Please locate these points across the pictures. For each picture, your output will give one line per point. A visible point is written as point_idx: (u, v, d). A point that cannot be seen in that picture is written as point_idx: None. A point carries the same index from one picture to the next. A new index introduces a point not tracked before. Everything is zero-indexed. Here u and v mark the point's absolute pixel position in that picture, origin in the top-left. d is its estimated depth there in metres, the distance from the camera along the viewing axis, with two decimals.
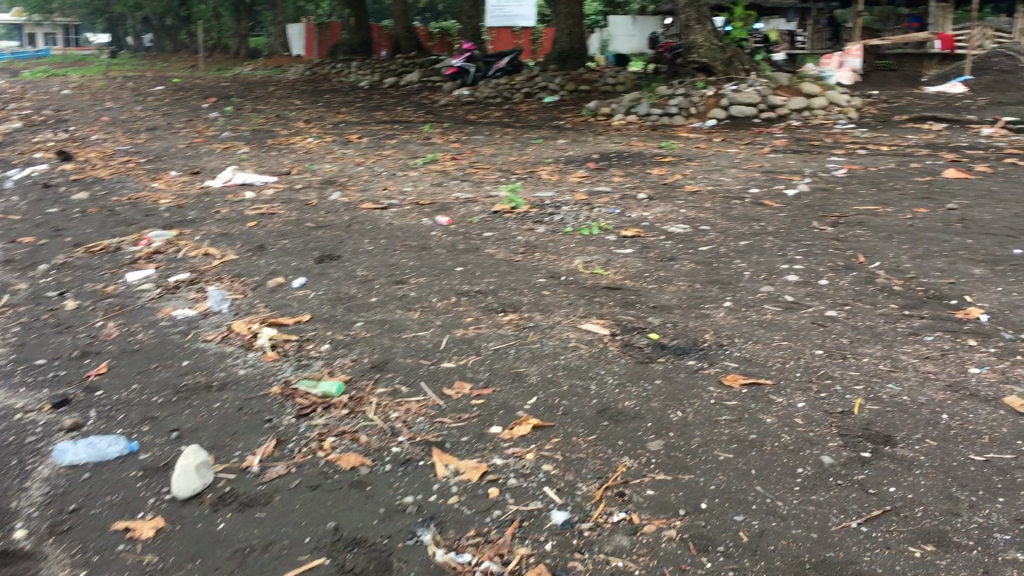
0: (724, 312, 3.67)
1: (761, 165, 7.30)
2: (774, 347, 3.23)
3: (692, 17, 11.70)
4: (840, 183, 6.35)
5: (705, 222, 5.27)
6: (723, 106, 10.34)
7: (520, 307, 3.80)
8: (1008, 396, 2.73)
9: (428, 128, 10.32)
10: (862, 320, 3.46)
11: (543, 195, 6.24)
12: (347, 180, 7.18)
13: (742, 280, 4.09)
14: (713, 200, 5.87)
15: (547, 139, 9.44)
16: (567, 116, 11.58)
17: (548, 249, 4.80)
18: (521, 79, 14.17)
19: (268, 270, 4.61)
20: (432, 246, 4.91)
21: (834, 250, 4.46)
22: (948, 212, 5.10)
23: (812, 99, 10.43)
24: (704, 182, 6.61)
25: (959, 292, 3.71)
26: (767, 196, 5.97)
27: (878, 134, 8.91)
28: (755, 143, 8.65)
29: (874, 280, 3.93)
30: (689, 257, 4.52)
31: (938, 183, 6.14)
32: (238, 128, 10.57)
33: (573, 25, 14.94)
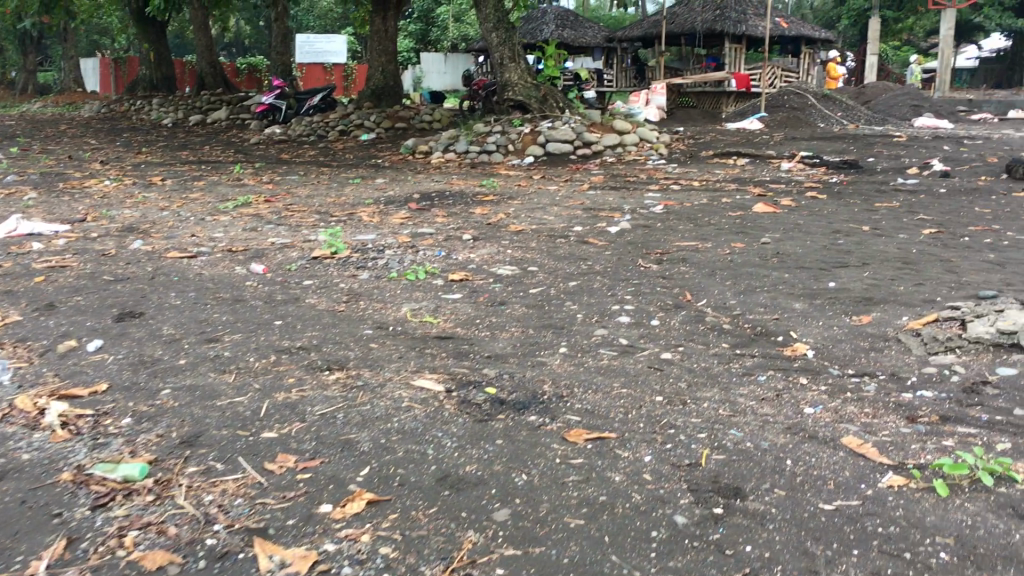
0: (560, 359, 3.55)
1: (582, 202, 7.36)
2: (615, 395, 3.13)
3: (506, 55, 11.77)
4: (659, 219, 6.46)
5: (533, 262, 5.19)
6: (540, 143, 10.45)
7: (346, 364, 3.54)
8: (845, 436, 2.73)
9: (237, 169, 9.83)
10: (696, 362, 3.42)
11: (365, 238, 5.99)
12: (149, 227, 6.66)
13: (575, 323, 4.01)
14: (539, 240, 5.83)
15: (365, 178, 9.18)
16: (385, 154, 11.37)
17: (373, 297, 4.56)
18: (335, 116, 13.86)
19: (58, 332, 4.12)
20: (247, 298, 4.56)
21: (662, 288, 4.47)
22: (763, 246, 5.25)
23: (625, 135, 10.72)
24: (528, 220, 6.56)
25: (784, 328, 3.76)
26: (591, 234, 5.98)
27: (689, 169, 9.23)
28: (574, 180, 8.75)
29: (703, 319, 3.93)
30: (520, 301, 4.41)
31: (750, 218, 6.35)
32: (24, 172, 9.68)
33: (387, 63, 14.80)
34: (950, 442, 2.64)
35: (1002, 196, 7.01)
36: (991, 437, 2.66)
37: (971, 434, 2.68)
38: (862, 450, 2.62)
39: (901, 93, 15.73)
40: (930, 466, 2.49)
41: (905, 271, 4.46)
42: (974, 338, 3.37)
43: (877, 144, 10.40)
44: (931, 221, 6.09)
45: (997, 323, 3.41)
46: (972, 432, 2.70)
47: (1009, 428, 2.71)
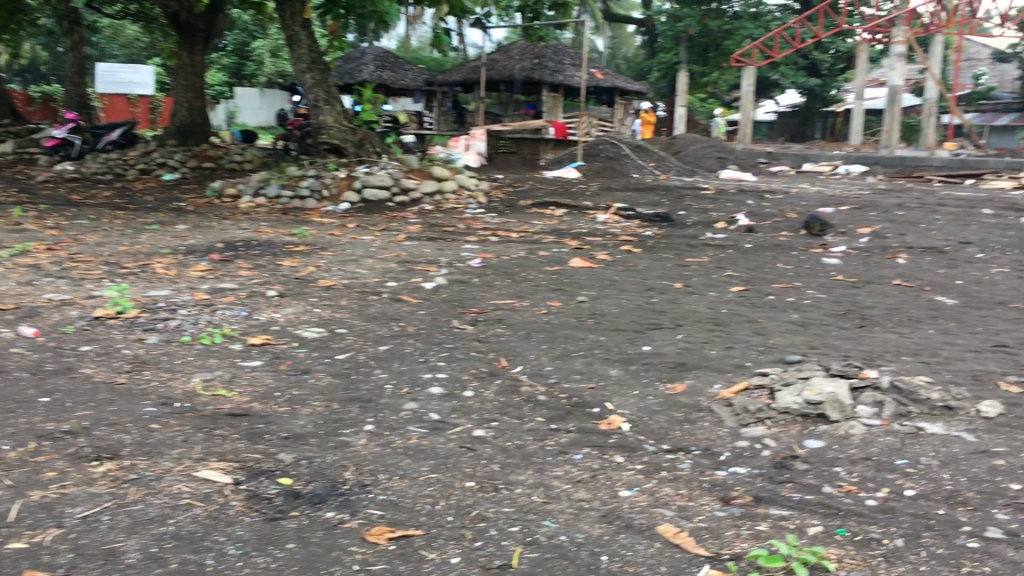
0: (365, 439, 3.27)
1: (396, 254, 7.13)
2: (422, 483, 2.88)
3: (321, 96, 11.37)
4: (475, 275, 6.30)
5: (341, 323, 4.90)
6: (356, 189, 10.15)
7: (119, 452, 3.11)
8: (661, 523, 2.59)
9: (19, 211, 8.95)
10: (510, 440, 3.23)
11: (156, 294, 5.51)
12: None
13: (383, 396, 3.73)
14: (350, 297, 5.54)
15: (165, 224, 8.57)
16: (189, 197, 10.72)
17: (160, 366, 4.12)
18: (137, 154, 13.03)
19: None
20: (11, 369, 4.01)
21: (476, 354, 4.28)
22: (580, 305, 5.18)
23: (443, 182, 10.59)
24: (339, 275, 6.25)
25: (600, 399, 3.64)
26: (405, 290, 5.75)
27: (507, 219, 9.18)
28: (390, 229, 8.51)
29: (518, 389, 3.76)
30: (325, 369, 4.10)
31: (566, 273, 6.31)
32: None
33: (195, 99, 14.09)
34: (765, 527, 2.53)
35: (801, 252, 7.33)
36: (804, 519, 2.57)
37: (785, 517, 2.58)
38: (679, 539, 2.48)
39: (707, 145, 16.48)
40: (746, 558, 2.36)
41: (716, 334, 4.47)
42: (783, 409, 3.35)
43: (686, 196, 10.76)
44: (738, 277, 6.25)
45: (804, 393, 3.40)
46: (786, 514, 2.61)
47: (820, 508, 2.64)
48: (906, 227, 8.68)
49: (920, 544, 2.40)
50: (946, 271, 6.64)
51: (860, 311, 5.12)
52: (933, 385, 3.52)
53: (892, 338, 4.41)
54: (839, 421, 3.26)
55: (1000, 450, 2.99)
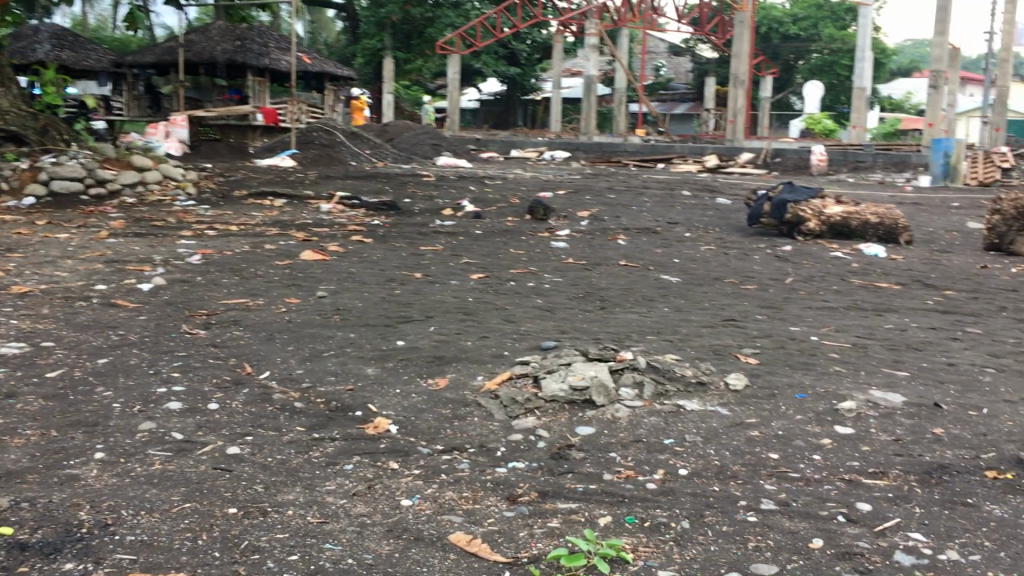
0: (97, 470, 2.83)
1: (101, 253, 6.41)
2: (175, 516, 2.52)
3: None
4: (198, 273, 5.79)
5: (46, 336, 4.27)
6: (42, 181, 9.06)
7: None
8: (452, 531, 2.43)
9: None
10: (270, 456, 2.94)
11: None
12: None
13: (111, 418, 3.27)
14: (52, 303, 4.88)
15: None
16: None
17: None
18: None
19: None
20: None
21: (216, 361, 3.89)
22: (320, 301, 4.91)
23: (146, 173, 9.72)
24: (33, 279, 5.50)
25: (361, 401, 3.42)
26: (118, 294, 5.14)
27: (223, 211, 8.59)
28: (90, 225, 7.66)
29: (270, 398, 3.45)
30: (33, 391, 3.53)
31: (299, 267, 5.98)
32: None
33: None
34: (557, 524, 2.45)
35: (530, 237, 7.49)
36: (592, 510, 2.52)
37: (573, 511, 2.52)
38: (473, 548, 2.33)
39: (422, 132, 16.50)
40: (545, 559, 2.26)
41: (466, 325, 4.39)
42: (550, 397, 3.33)
43: (409, 183, 10.67)
44: (474, 264, 6.23)
45: (569, 379, 3.41)
46: (573, 507, 2.55)
47: (606, 497, 2.60)
48: (620, 209, 9.15)
49: (705, 523, 2.41)
50: (664, 251, 7.05)
51: (598, 293, 5.28)
52: (684, 362, 3.66)
53: (633, 318, 4.58)
54: (604, 406, 3.28)
55: (751, 421, 3.14)
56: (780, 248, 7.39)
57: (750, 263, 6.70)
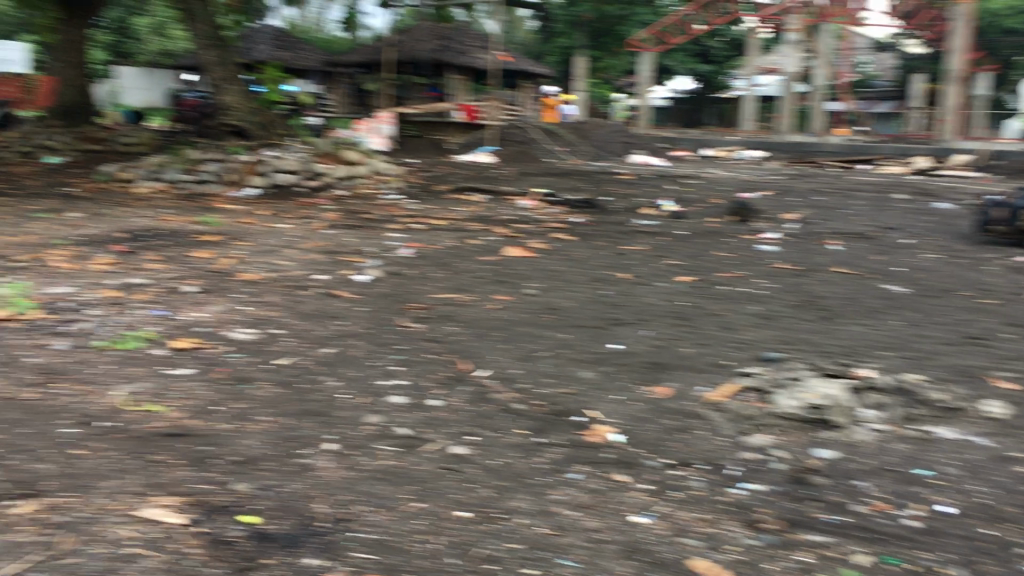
0: (330, 462, 2.88)
1: (318, 244, 6.70)
2: (409, 515, 2.51)
3: (221, 76, 10.66)
4: (409, 265, 5.92)
5: (274, 322, 4.48)
6: (263, 174, 9.63)
7: (45, 488, 2.66)
8: (691, 557, 2.28)
9: None
10: (496, 458, 2.89)
11: (58, 292, 5.06)
12: None
13: (338, 409, 3.33)
14: (277, 291, 5.12)
15: (56, 213, 8.08)
16: (77, 182, 10.12)
17: (74, 377, 3.70)
18: (14, 138, 12.41)
19: None
20: None
21: (432, 357, 3.90)
22: (530, 299, 4.87)
23: (355, 167, 10.11)
24: (259, 266, 5.82)
25: (582, 406, 3.33)
26: (336, 284, 5.32)
27: (428, 206, 8.78)
28: (306, 216, 8.04)
29: (490, 397, 3.42)
30: (266, 377, 3.69)
31: (505, 263, 5.98)
32: None
33: (79, 77, 13.77)
34: (808, 558, 2.26)
35: (735, 239, 7.21)
36: (846, 546, 2.32)
37: (825, 545, 2.32)
38: None
39: (615, 129, 16.33)
40: None
41: (683, 331, 4.22)
42: (784, 415, 3.12)
43: (606, 181, 10.55)
44: (680, 266, 6.04)
45: (803, 396, 3.19)
46: (824, 540, 2.35)
47: (860, 533, 2.38)
48: (831, 212, 8.66)
49: None
50: (883, 258, 6.58)
51: (819, 301, 4.96)
52: (933, 385, 3.35)
53: (863, 331, 4.26)
54: (845, 427, 3.05)
55: (1018, 455, 2.82)
56: (1015, 259, 6.75)
57: (983, 274, 6.14)
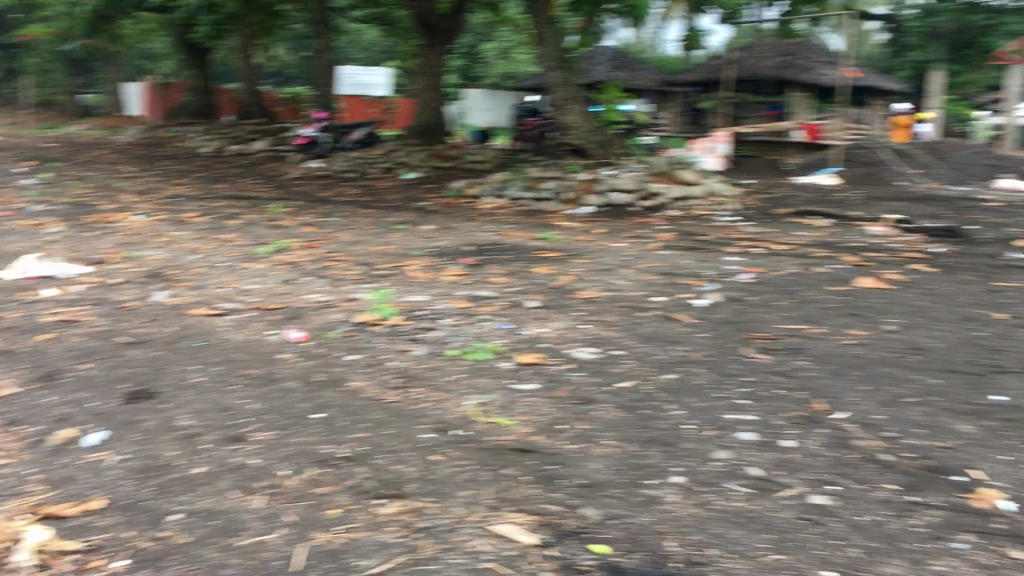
0: (677, 496, 2.78)
1: (654, 266, 6.68)
2: (769, 568, 2.34)
3: (564, 96, 11.02)
4: (750, 291, 5.69)
5: (615, 344, 4.49)
6: (599, 192, 9.85)
7: (405, 488, 2.80)
8: None
9: (276, 209, 9.61)
10: (861, 515, 2.61)
11: (416, 299, 5.43)
12: (175, 273, 6.30)
13: (685, 440, 3.24)
14: (617, 312, 5.17)
15: (411, 225, 8.79)
16: (430, 196, 10.95)
17: (430, 384, 3.92)
18: (379, 153, 13.71)
19: (56, 415, 3.48)
20: (280, 376, 3.92)
21: (782, 392, 3.67)
22: (890, 336, 4.45)
23: (691, 187, 10.00)
24: (599, 286, 5.93)
25: (960, 464, 2.94)
26: (675, 308, 5.26)
27: (766, 229, 8.44)
28: (641, 236, 8.10)
29: (850, 444, 3.13)
30: (609, 401, 3.70)
31: (856, 294, 5.56)
32: (52, 202, 9.83)
33: (437, 100, 14.80)
34: None
35: None
36: None
37: None
38: None
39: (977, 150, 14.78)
40: None
41: None
42: None
43: (967, 209, 9.54)
44: None
45: None
46: None
47: None
48: None
49: None
50: None
51: None
52: None
53: None
54: None
55: None
56: None
57: None
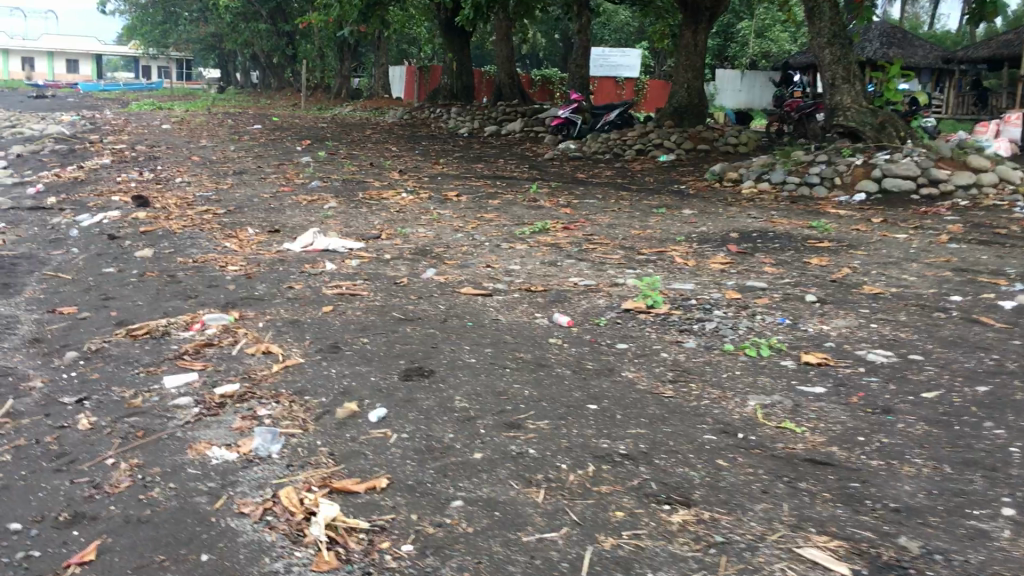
0: (1012, 533, 2.40)
1: (945, 261, 6.06)
2: None
3: (839, 75, 10.48)
4: None
5: (912, 348, 4.06)
6: (874, 178, 9.15)
7: (693, 495, 2.59)
8: None
9: (533, 189, 9.72)
10: None
11: (684, 287, 5.18)
12: (442, 251, 6.42)
13: (1014, 467, 2.83)
14: (910, 310, 4.71)
15: (669, 208, 8.55)
16: (689, 179, 10.64)
17: (707, 379, 3.68)
18: (634, 134, 13.51)
19: (338, 388, 3.56)
20: (552, 363, 3.83)
21: None
22: None
23: (982, 174, 9.06)
24: (883, 281, 5.44)
25: None
26: (979, 310, 4.70)
27: None
28: (925, 227, 7.41)
29: None
30: (913, 412, 3.32)
31: None
32: (329, 178, 10.50)
33: (694, 79, 14.28)
34: None
35: None
36: None
37: None
38: None
39: None
40: None
41: None
42: None
43: None
44: None
45: None
46: None
47: None
48: None
49: None
50: None
51: None
52: None
53: None
54: None
55: None
56: None
57: None
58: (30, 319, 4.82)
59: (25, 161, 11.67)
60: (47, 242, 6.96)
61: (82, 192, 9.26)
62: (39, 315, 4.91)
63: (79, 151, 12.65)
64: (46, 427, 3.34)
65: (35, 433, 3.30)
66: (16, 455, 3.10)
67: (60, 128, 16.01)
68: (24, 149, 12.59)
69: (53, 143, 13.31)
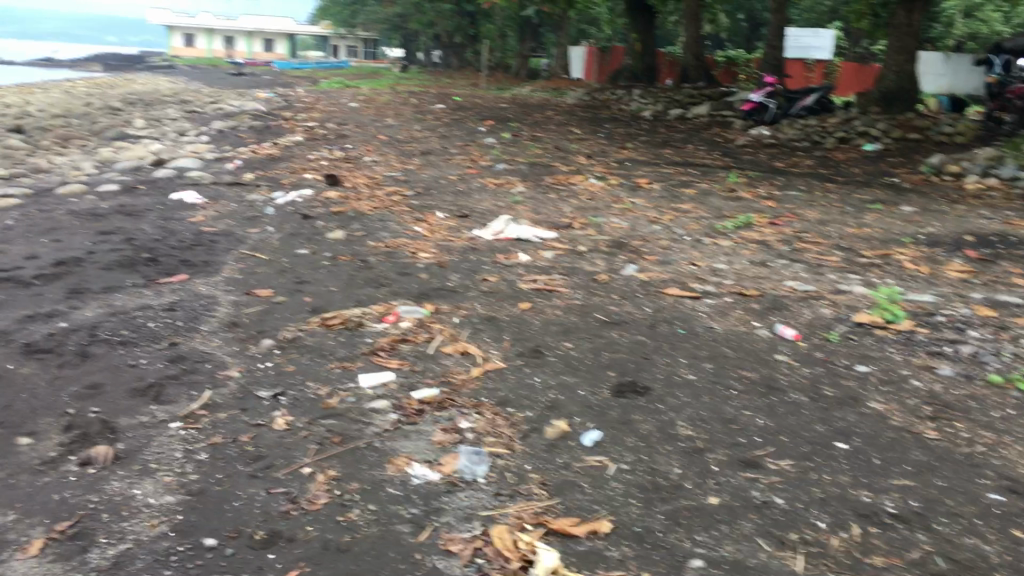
0: None
1: None
2: None
3: None
4: None
5: None
6: None
7: None
8: None
9: (729, 178, 9.13)
10: None
11: (923, 300, 4.55)
12: (640, 244, 6.01)
13: None
14: None
15: (886, 204, 7.79)
16: (902, 171, 9.73)
17: (975, 420, 3.10)
18: (836, 121, 12.57)
19: (545, 401, 3.23)
20: (783, 386, 3.36)
21: None
22: None
23: None
24: None
25: None
26: None
27: None
28: None
29: None
30: None
31: None
32: (514, 161, 10.28)
33: (906, 62, 13.14)
34: None
35: None
36: None
37: None
38: None
39: None
40: None
41: None
42: None
43: None
44: None
45: None
46: None
47: None
48: None
49: None
50: None
51: None
52: None
53: None
54: None
55: None
56: None
57: None
58: (227, 301, 4.76)
59: (225, 136, 12.07)
60: (244, 219, 7.04)
61: (277, 169, 9.41)
62: (237, 297, 4.85)
63: (273, 128, 13.01)
64: (244, 425, 3.17)
65: (233, 430, 3.13)
66: (214, 457, 2.93)
67: (257, 104, 16.63)
68: (224, 124, 13.08)
69: (250, 119, 13.74)
